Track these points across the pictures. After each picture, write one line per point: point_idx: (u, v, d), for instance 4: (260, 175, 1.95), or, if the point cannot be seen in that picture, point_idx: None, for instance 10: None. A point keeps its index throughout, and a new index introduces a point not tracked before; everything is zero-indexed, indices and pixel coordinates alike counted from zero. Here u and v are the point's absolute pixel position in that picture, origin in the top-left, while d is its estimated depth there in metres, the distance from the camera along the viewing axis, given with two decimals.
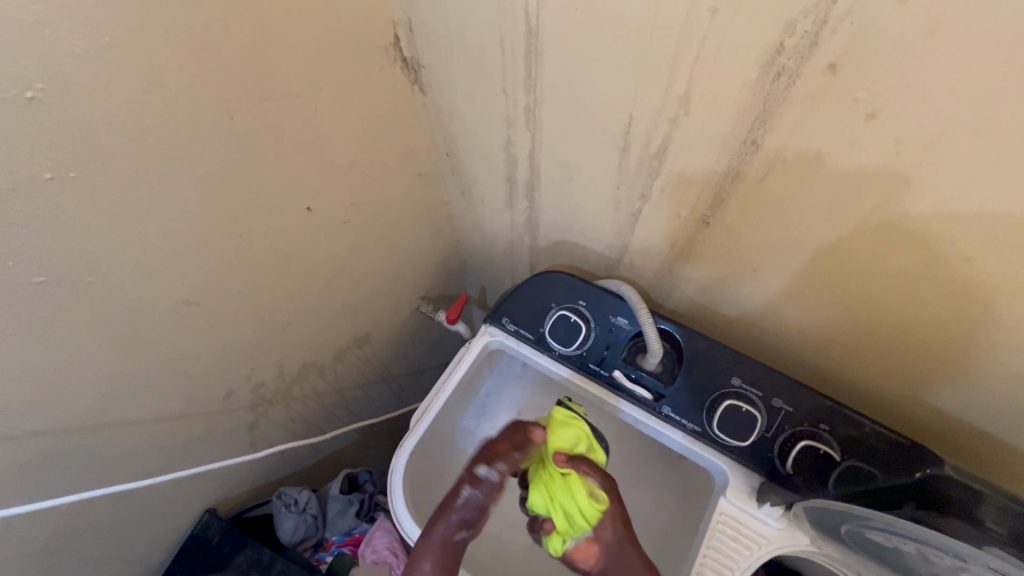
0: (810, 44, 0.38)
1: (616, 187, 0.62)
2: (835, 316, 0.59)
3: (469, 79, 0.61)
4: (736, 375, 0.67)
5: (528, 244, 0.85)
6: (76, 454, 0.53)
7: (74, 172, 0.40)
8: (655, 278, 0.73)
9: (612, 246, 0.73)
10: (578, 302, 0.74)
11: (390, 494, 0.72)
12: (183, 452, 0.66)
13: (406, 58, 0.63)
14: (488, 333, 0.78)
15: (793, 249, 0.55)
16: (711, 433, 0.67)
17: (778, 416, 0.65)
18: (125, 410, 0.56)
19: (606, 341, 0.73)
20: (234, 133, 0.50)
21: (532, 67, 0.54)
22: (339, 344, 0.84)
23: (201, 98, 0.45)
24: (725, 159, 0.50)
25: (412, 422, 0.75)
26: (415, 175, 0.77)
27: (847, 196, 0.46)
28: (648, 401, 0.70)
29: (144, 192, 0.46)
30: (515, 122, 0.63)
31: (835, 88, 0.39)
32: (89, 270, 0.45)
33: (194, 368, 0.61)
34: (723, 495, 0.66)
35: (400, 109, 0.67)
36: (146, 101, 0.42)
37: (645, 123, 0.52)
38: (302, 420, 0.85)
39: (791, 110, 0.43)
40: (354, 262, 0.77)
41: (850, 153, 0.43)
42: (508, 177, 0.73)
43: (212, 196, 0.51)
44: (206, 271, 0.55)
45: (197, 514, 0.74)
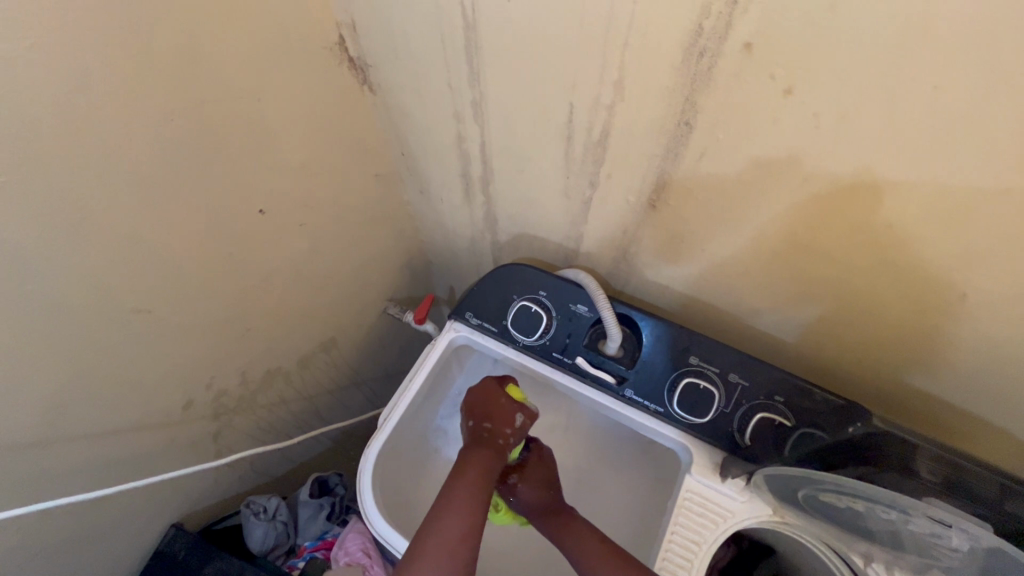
0: (726, 24, 0.40)
1: (565, 176, 0.64)
2: (779, 290, 0.62)
3: (415, 76, 0.62)
4: (693, 354, 0.69)
5: (489, 239, 0.86)
6: (24, 471, 0.52)
7: (5, 178, 0.39)
8: (611, 266, 0.75)
9: (568, 235, 0.75)
10: (538, 292, 0.75)
11: (360, 496, 0.71)
12: (143, 467, 0.64)
13: (352, 59, 0.63)
14: (454, 329, 0.79)
15: (735, 227, 0.57)
16: (673, 413, 0.69)
17: (735, 392, 0.67)
18: (75, 424, 0.54)
19: (568, 329, 0.74)
20: (176, 135, 0.49)
21: (474, 60, 0.55)
22: (304, 349, 0.84)
23: (138, 101, 0.45)
24: (663, 142, 0.52)
25: (379, 422, 0.75)
26: (370, 175, 0.77)
27: (778, 172, 0.49)
28: (612, 385, 0.71)
29: (82, 197, 0.45)
30: (464, 117, 0.64)
31: (754, 66, 0.41)
32: (27, 280, 0.44)
33: (149, 376, 0.60)
34: (688, 473, 0.67)
35: (350, 110, 0.68)
36: (78, 105, 0.41)
37: (585, 110, 0.53)
38: (269, 428, 0.84)
39: (717, 90, 0.44)
40: (314, 265, 0.77)
41: (776, 130, 0.45)
42: (462, 172, 0.74)
43: (156, 200, 0.51)
44: (154, 277, 0.55)
45: (162, 529, 0.72)
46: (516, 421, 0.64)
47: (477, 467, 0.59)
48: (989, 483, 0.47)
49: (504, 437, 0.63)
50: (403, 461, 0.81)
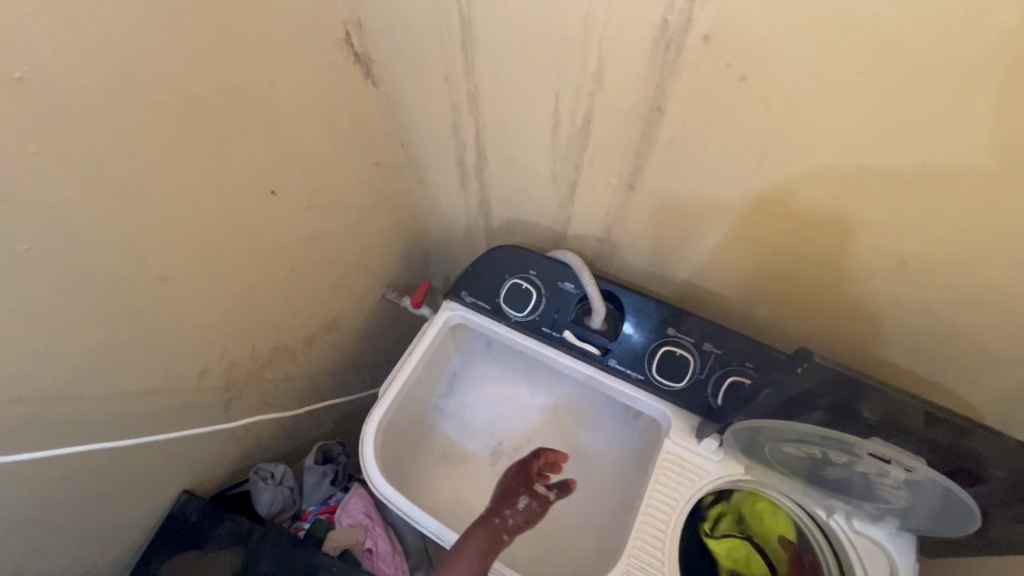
0: (688, 21, 0.46)
1: (553, 161, 0.70)
2: (747, 263, 0.68)
3: (415, 70, 0.68)
4: (671, 326, 0.75)
5: (483, 225, 0.92)
6: (57, 424, 0.57)
7: (57, 148, 0.45)
8: (596, 247, 0.81)
9: (556, 219, 0.81)
10: (528, 271, 0.81)
11: (363, 460, 0.76)
12: (160, 430, 0.69)
13: (358, 53, 0.69)
14: (450, 308, 0.84)
15: (706, 205, 0.64)
16: (653, 379, 0.74)
17: (709, 358, 0.73)
18: (103, 383, 0.59)
19: (557, 305, 0.79)
20: (202, 118, 0.55)
21: (470, 55, 0.61)
22: (308, 329, 0.89)
23: (172, 84, 0.50)
24: (639, 126, 0.58)
25: (379, 393, 0.80)
26: (372, 164, 0.83)
27: (739, 151, 0.55)
28: (596, 356, 0.77)
29: (119, 169, 0.50)
30: (460, 107, 0.70)
31: (713, 56, 0.48)
32: (68, 242, 0.49)
33: (169, 342, 0.65)
34: (667, 436, 0.73)
35: (356, 101, 0.73)
36: (121, 85, 0.47)
37: (570, 98, 0.59)
38: (274, 404, 0.89)
39: (684, 78, 0.51)
40: (320, 247, 0.82)
41: (736, 113, 0.52)
42: (458, 161, 0.80)
43: (182, 176, 0.56)
44: (178, 248, 0.60)
45: (176, 494, 0.76)
46: (520, 503, 0.71)
47: (474, 549, 0.66)
48: (917, 417, 0.52)
49: (501, 516, 0.70)
50: (403, 434, 0.86)
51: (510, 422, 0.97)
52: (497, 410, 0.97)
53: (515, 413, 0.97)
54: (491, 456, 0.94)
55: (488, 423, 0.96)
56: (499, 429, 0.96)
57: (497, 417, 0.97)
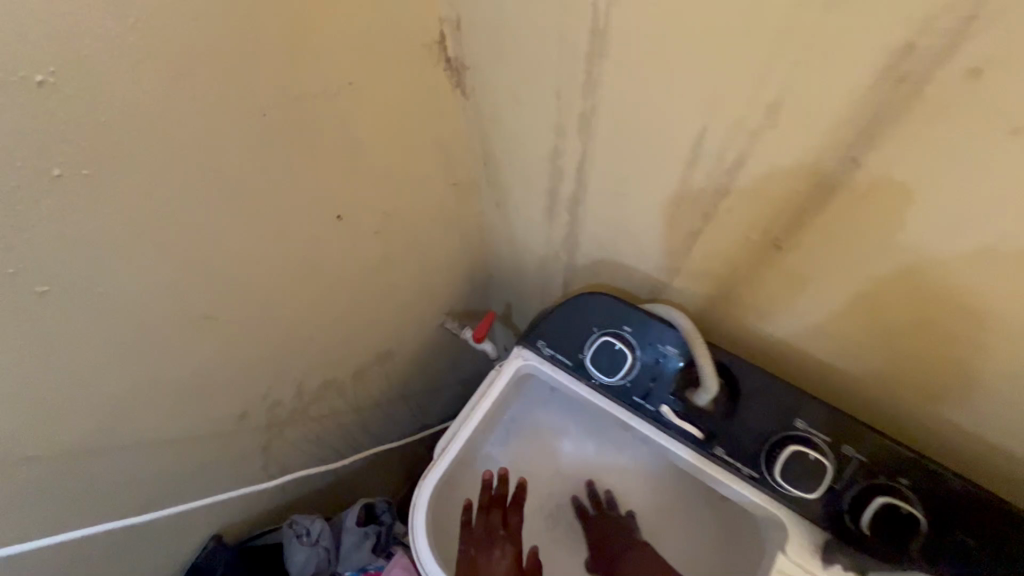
0: (948, 45, 0.33)
1: (675, 204, 0.56)
2: (922, 355, 0.53)
3: (518, 83, 0.56)
4: (800, 418, 0.60)
5: (565, 261, 0.79)
6: (71, 480, 0.48)
7: (87, 170, 0.35)
8: (707, 305, 0.67)
9: (662, 267, 0.67)
10: (622, 327, 0.68)
11: (410, 528, 0.66)
12: (191, 476, 0.60)
13: (451, 59, 0.58)
14: (522, 356, 0.72)
15: (885, 279, 0.49)
16: (771, 480, 0.60)
17: (850, 466, 0.57)
18: (128, 434, 0.50)
19: (653, 372, 0.66)
20: (268, 132, 0.45)
21: (594, 69, 0.49)
22: (360, 361, 0.79)
23: (237, 92, 0.40)
24: (815, 177, 0.44)
25: (435, 453, 0.69)
26: (449, 184, 0.72)
27: (962, 221, 0.40)
28: (698, 440, 0.63)
29: (166, 195, 0.40)
30: (566, 130, 0.57)
31: (969, 97, 0.34)
32: (99, 280, 0.40)
33: (207, 384, 0.55)
34: (781, 550, 0.58)
35: (441, 113, 0.62)
36: (172, 92, 0.37)
37: (721, 133, 0.46)
38: (317, 441, 0.79)
39: (911, 122, 0.37)
40: (383, 275, 0.72)
41: (980, 175, 0.37)
42: (551, 189, 0.67)
43: (238, 202, 0.46)
44: (226, 283, 0.50)
45: (204, 541, 0.68)
46: None
47: None
48: None
49: None
50: (451, 494, 0.71)
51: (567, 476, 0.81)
52: (553, 462, 0.81)
53: (574, 467, 0.82)
54: (546, 519, 0.79)
55: (542, 477, 0.80)
56: (554, 483, 0.81)
57: (552, 469, 0.81)
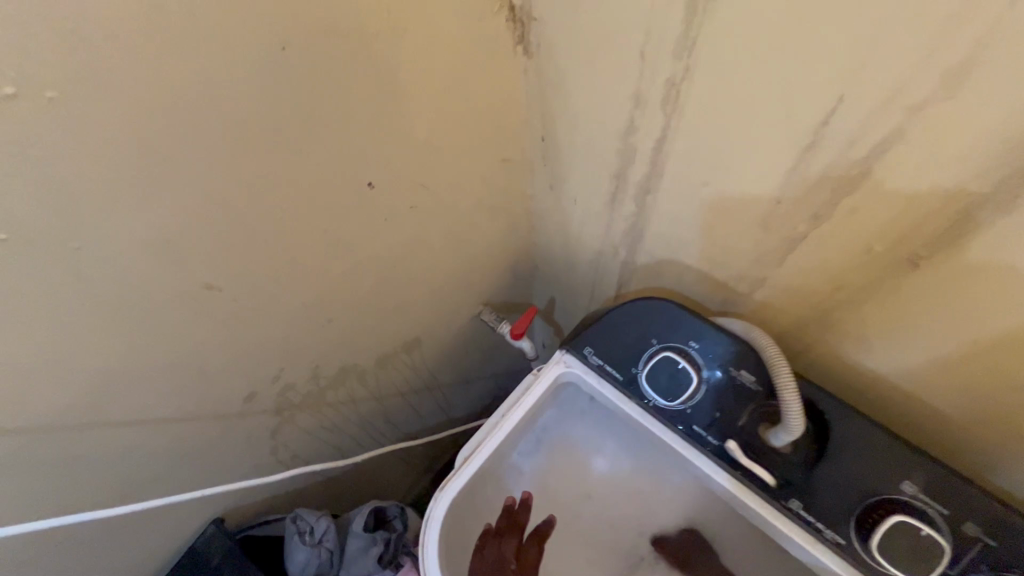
0: None
1: (777, 200, 0.45)
2: None
3: (594, 38, 0.46)
4: (908, 480, 0.48)
5: (623, 257, 0.69)
6: (50, 455, 0.43)
7: (53, 93, 0.28)
8: (794, 325, 0.55)
9: (743, 276, 0.56)
10: (688, 343, 0.58)
11: (421, 545, 0.58)
12: (190, 458, 0.55)
13: (515, 7, 0.48)
14: (564, 362, 0.63)
15: None
16: (863, 552, 0.48)
17: (973, 552, 0.45)
18: (117, 409, 0.45)
19: (722, 400, 0.56)
20: (288, 72, 0.37)
21: (695, 20, 0.38)
22: (385, 348, 0.72)
23: (249, 15, 0.32)
24: None
25: (457, 461, 0.61)
26: (499, 159, 0.63)
27: None
28: (770, 489, 0.52)
29: (158, 138, 0.33)
30: (647, 101, 0.47)
31: None
32: (75, 232, 0.34)
33: (210, 362, 0.49)
34: None
35: (498, 74, 0.53)
36: (164, 6, 0.29)
37: (861, 109, 0.35)
38: (332, 428, 0.73)
39: None
40: (417, 255, 0.64)
41: None
42: (617, 172, 0.57)
43: (249, 154, 0.39)
44: (233, 250, 0.43)
45: (203, 524, 0.63)
46: None
47: None
48: None
49: None
50: (471, 505, 0.63)
51: (604, 504, 0.70)
52: (589, 486, 0.70)
53: (614, 495, 0.70)
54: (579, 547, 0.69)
55: (575, 501, 0.70)
56: (590, 508, 0.70)
57: (587, 494, 0.70)
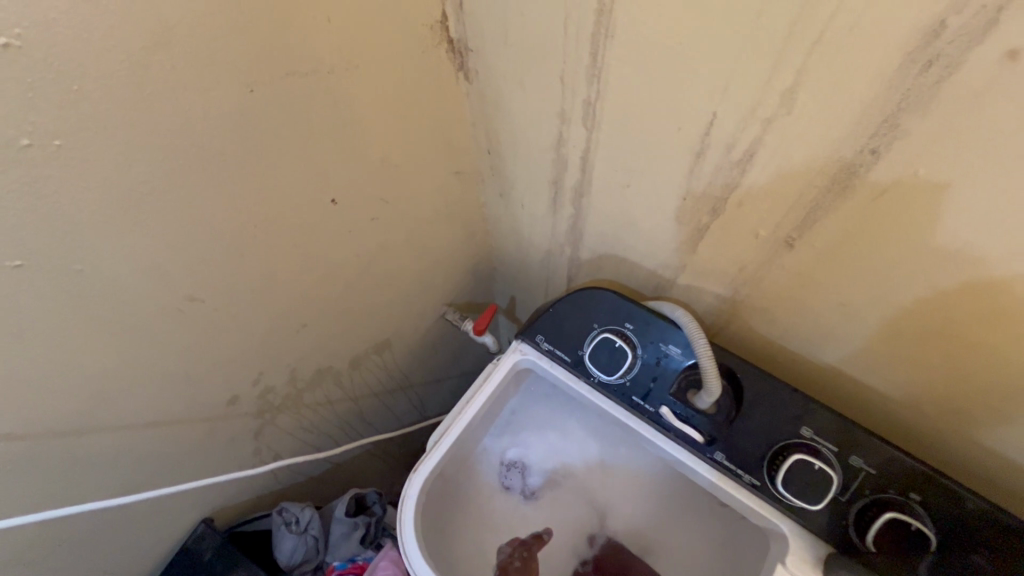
0: (981, 27, 0.29)
1: (682, 198, 0.54)
2: (940, 367, 0.49)
3: (522, 66, 0.53)
4: (806, 425, 0.57)
5: (569, 255, 0.76)
6: (54, 458, 0.48)
7: (59, 142, 0.34)
8: (713, 304, 0.64)
9: (667, 265, 0.64)
10: (623, 324, 0.66)
11: (399, 524, 0.62)
12: (176, 461, 0.60)
13: (452, 40, 0.55)
14: (519, 351, 0.70)
15: (905, 285, 0.45)
16: (772, 489, 0.57)
17: (856, 478, 0.55)
18: (113, 414, 0.50)
19: (654, 372, 0.64)
20: (253, 109, 0.43)
21: (600, 52, 0.46)
22: (356, 351, 0.77)
23: (217, 65, 0.38)
24: (830, 172, 0.41)
25: (428, 444, 0.66)
26: (451, 172, 0.69)
27: (998, 224, 0.37)
28: (698, 445, 0.61)
29: (145, 172, 0.39)
30: (571, 118, 0.55)
31: (1007, 85, 0.30)
32: (76, 256, 0.39)
33: (194, 368, 0.55)
34: (781, 562, 0.56)
35: (442, 97, 0.60)
36: (148, 65, 0.35)
37: (731, 121, 0.43)
38: (310, 430, 0.78)
39: (935, 115, 0.34)
40: (379, 263, 0.69)
41: (1014, 173, 0.34)
42: (555, 180, 0.65)
43: (222, 182, 0.44)
44: (211, 266, 0.49)
45: (192, 525, 0.68)
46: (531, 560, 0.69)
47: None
48: None
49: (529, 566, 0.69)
50: (447, 488, 0.69)
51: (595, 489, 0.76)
52: (580, 474, 0.76)
53: (598, 481, 0.76)
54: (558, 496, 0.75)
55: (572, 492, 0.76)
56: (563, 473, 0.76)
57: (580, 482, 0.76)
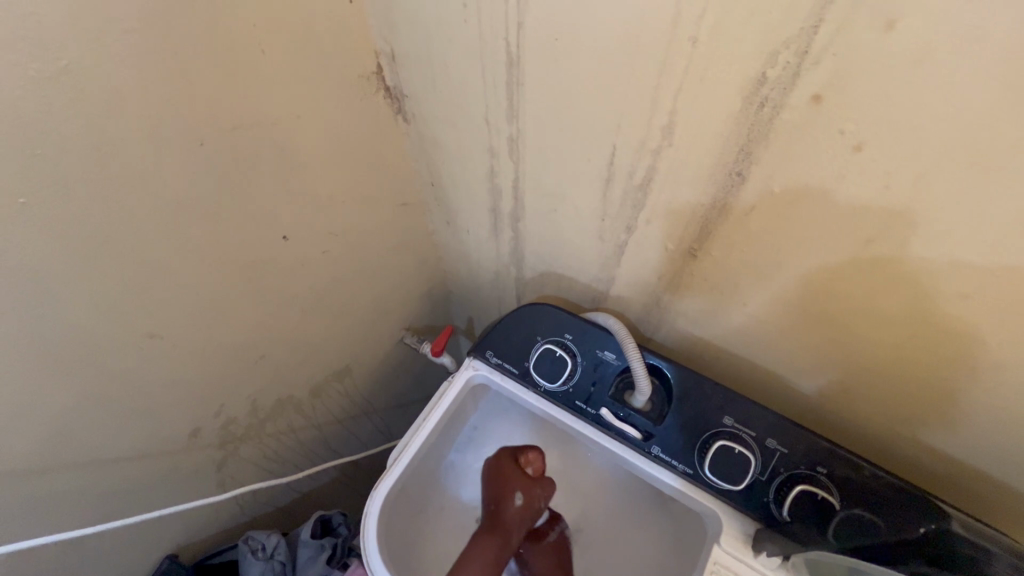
0: (793, 75, 0.37)
1: (601, 219, 0.61)
2: (828, 353, 0.57)
3: (451, 109, 0.59)
4: (728, 415, 0.64)
5: (514, 275, 0.82)
6: (17, 496, 0.49)
7: (25, 199, 0.38)
8: (642, 311, 0.71)
9: (599, 278, 0.71)
10: (563, 335, 0.72)
11: (363, 541, 0.65)
12: (139, 495, 0.62)
13: (388, 88, 0.61)
14: (471, 367, 0.74)
15: (788, 284, 0.53)
16: (704, 475, 0.63)
17: (773, 458, 0.61)
18: (76, 451, 0.52)
19: (594, 376, 0.70)
20: (204, 159, 0.47)
21: (515, 95, 0.53)
22: (316, 379, 0.80)
23: (168, 122, 0.43)
24: (712, 191, 0.49)
25: (388, 462, 0.69)
26: (397, 204, 0.75)
27: (842, 228, 0.45)
28: (637, 441, 0.66)
29: (104, 221, 0.43)
30: (499, 152, 0.61)
31: (820, 120, 0.39)
32: (40, 301, 0.42)
33: (155, 402, 0.57)
34: (716, 542, 0.61)
35: (383, 138, 0.65)
36: (106, 127, 0.40)
37: (629, 151, 0.50)
38: (274, 458, 0.81)
39: (777, 142, 0.42)
40: (333, 292, 0.73)
41: (840, 187, 0.42)
42: (493, 208, 0.71)
43: (173, 225, 0.48)
44: (170, 304, 0.52)
45: (158, 561, 0.69)
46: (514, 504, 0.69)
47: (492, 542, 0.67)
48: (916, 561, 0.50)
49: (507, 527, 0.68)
50: (409, 504, 0.73)
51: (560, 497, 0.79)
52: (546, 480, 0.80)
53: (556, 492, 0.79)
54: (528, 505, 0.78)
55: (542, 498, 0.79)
56: None
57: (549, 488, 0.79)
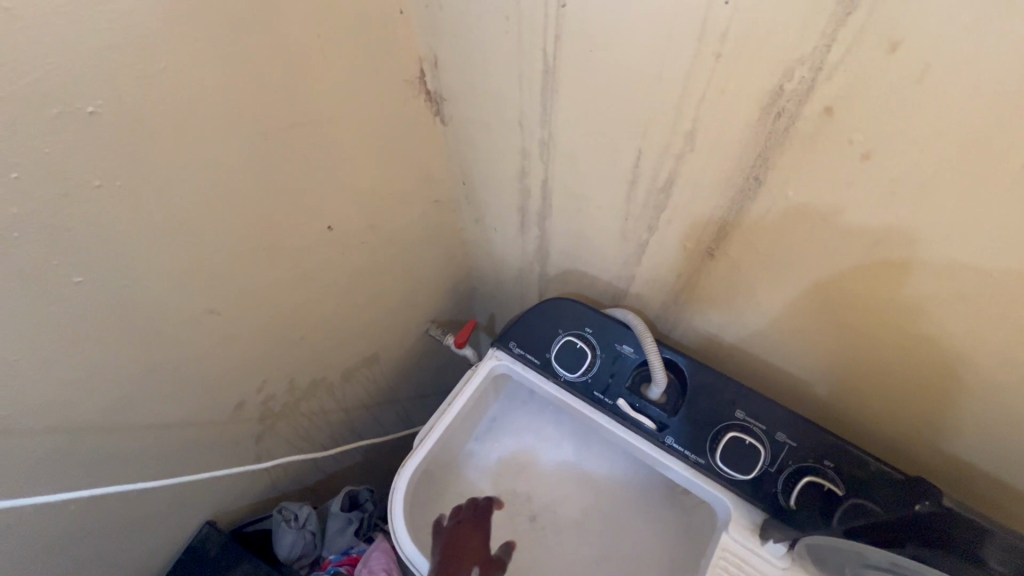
0: (808, 88, 0.41)
1: (624, 219, 0.64)
2: (837, 352, 0.60)
3: (487, 113, 0.64)
4: (740, 409, 0.67)
5: (537, 272, 0.86)
6: (89, 451, 0.55)
7: (121, 182, 0.43)
8: (660, 309, 0.74)
9: (619, 276, 0.75)
10: (584, 329, 0.76)
11: (390, 514, 0.69)
12: (188, 460, 0.67)
13: (429, 92, 0.66)
14: (495, 357, 0.79)
15: (800, 284, 0.56)
16: (715, 465, 0.66)
17: (782, 450, 0.64)
18: (139, 413, 0.58)
19: (612, 369, 0.74)
20: (267, 153, 0.53)
21: (548, 101, 0.57)
22: (347, 363, 0.85)
23: (240, 119, 0.48)
24: (730, 194, 0.52)
25: (414, 443, 0.73)
26: (430, 201, 0.79)
27: (851, 231, 0.48)
28: (652, 431, 0.70)
29: (181, 205, 0.48)
30: (530, 154, 0.65)
31: (832, 130, 0.42)
32: (123, 273, 0.48)
33: (208, 373, 0.62)
34: (725, 529, 0.64)
35: (422, 138, 0.70)
36: (190, 121, 0.45)
37: (653, 155, 0.54)
38: (305, 437, 0.85)
39: (792, 149, 0.45)
40: (369, 282, 0.78)
41: (850, 192, 0.45)
42: (521, 207, 0.75)
43: (237, 211, 0.54)
44: (228, 283, 0.58)
45: (199, 525, 0.75)
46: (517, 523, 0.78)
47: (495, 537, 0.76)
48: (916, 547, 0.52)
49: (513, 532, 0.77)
50: (431, 485, 0.77)
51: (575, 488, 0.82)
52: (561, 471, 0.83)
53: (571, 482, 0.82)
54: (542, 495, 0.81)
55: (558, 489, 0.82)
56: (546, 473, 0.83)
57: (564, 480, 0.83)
